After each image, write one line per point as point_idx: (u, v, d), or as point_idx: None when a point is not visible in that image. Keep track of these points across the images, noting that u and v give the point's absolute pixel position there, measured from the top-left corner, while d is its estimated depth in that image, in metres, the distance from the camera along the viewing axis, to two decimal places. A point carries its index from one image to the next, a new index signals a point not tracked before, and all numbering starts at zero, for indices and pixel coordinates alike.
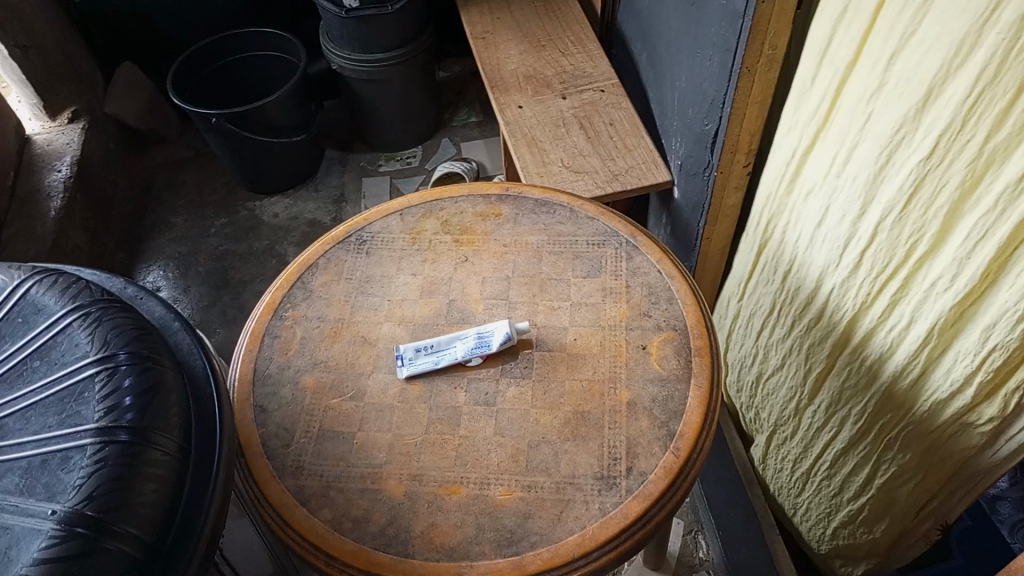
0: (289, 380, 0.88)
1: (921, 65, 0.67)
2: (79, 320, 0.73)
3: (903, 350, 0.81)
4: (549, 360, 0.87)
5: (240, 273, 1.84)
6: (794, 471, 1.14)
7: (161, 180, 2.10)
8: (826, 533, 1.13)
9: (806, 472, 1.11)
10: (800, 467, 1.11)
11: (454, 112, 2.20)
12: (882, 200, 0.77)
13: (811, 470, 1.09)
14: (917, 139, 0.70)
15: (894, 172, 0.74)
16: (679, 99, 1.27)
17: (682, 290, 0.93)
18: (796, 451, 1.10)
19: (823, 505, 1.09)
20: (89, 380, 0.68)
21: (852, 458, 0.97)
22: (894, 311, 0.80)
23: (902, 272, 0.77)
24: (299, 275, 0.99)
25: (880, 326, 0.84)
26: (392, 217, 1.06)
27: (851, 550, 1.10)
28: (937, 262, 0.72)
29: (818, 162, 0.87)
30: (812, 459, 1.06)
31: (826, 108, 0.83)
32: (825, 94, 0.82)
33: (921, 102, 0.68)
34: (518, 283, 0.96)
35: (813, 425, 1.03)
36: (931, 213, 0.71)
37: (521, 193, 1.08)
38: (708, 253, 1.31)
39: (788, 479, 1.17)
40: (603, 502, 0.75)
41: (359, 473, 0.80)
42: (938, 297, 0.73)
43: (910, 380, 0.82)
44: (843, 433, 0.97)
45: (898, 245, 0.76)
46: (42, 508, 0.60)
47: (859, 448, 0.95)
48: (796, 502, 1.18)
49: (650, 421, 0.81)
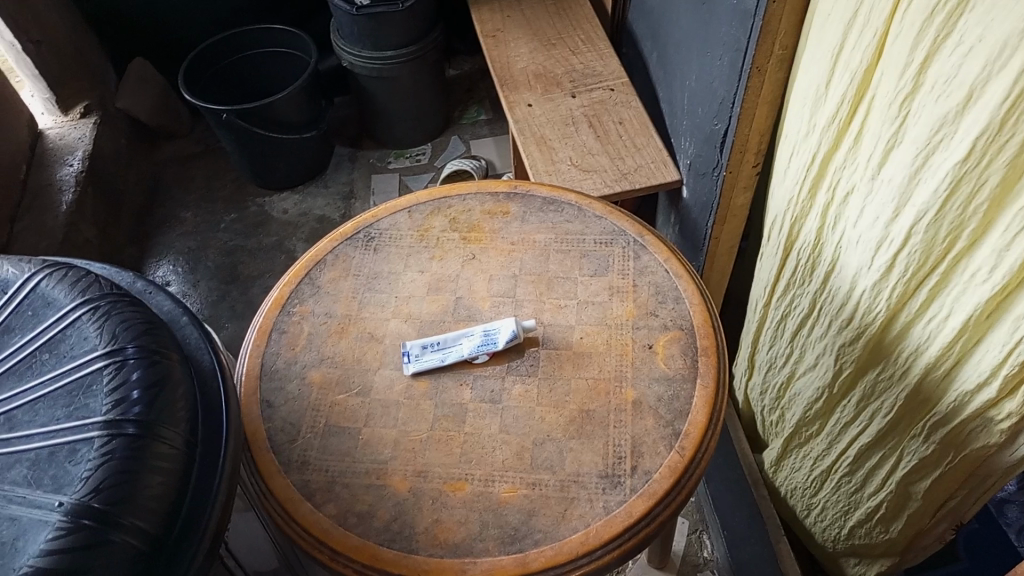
0: (295, 376, 0.88)
1: (961, 67, 0.65)
2: (88, 314, 0.74)
3: (937, 344, 0.80)
4: (555, 358, 0.87)
5: (249, 268, 1.85)
6: (811, 471, 1.13)
7: (172, 175, 2.11)
8: (842, 532, 1.13)
9: (824, 471, 1.10)
10: (818, 466, 1.10)
11: (464, 110, 2.20)
12: (915, 204, 0.75)
13: (830, 470, 1.08)
14: (955, 140, 0.68)
15: (930, 175, 0.72)
16: (689, 98, 1.27)
17: (689, 290, 0.92)
18: (816, 452, 1.09)
19: (841, 503, 1.09)
20: (97, 373, 0.69)
21: (875, 456, 0.97)
22: (931, 306, 0.79)
23: (939, 268, 0.76)
24: (307, 271, 1.00)
25: (914, 322, 0.83)
26: (400, 214, 1.06)
27: (869, 547, 1.10)
28: (976, 256, 0.71)
29: (843, 164, 0.85)
30: (831, 458, 1.06)
31: (847, 110, 0.82)
32: (844, 95, 0.81)
33: (960, 106, 0.66)
34: (524, 281, 0.96)
35: (835, 425, 1.02)
36: (970, 211, 0.70)
37: (530, 191, 1.08)
38: (717, 253, 1.30)
39: (803, 479, 1.16)
40: (608, 501, 0.76)
41: (364, 468, 0.80)
42: (975, 290, 0.72)
43: (942, 374, 0.81)
44: (868, 431, 0.96)
45: (931, 243, 0.75)
46: (49, 500, 0.61)
47: (883, 445, 0.95)
48: (811, 503, 1.17)
49: (655, 420, 0.81)
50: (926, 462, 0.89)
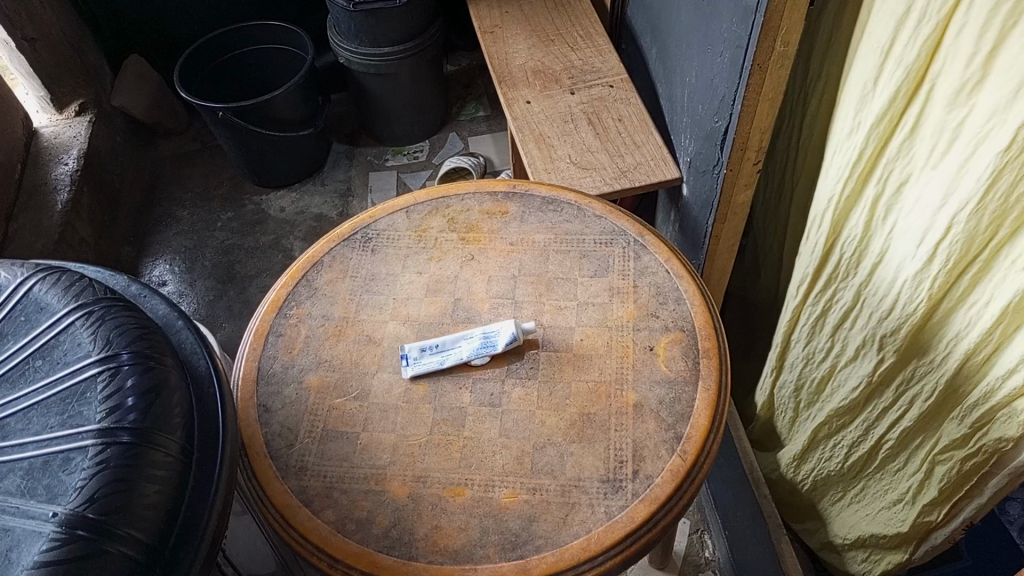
0: (293, 379, 0.87)
1: (1017, 58, 0.64)
2: (82, 319, 0.73)
3: (975, 332, 0.79)
4: (555, 361, 0.86)
5: (246, 267, 1.84)
6: (838, 464, 1.12)
7: (168, 173, 2.09)
8: (861, 523, 1.13)
9: (854, 464, 1.09)
10: (846, 457, 1.10)
11: (462, 106, 2.19)
12: (958, 195, 0.75)
13: (860, 460, 1.07)
14: (1003, 132, 0.68)
15: (976, 166, 0.72)
16: (689, 96, 1.26)
17: (690, 291, 0.91)
18: (845, 445, 1.09)
19: (871, 491, 1.09)
20: (91, 380, 0.68)
21: (911, 441, 0.96)
22: (974, 292, 0.79)
23: (983, 254, 0.76)
24: (304, 273, 0.99)
25: (953, 311, 0.82)
26: (398, 214, 1.05)
27: (883, 540, 1.10)
28: (1020, 242, 0.72)
29: (892, 158, 0.83)
30: (860, 449, 1.06)
31: (895, 106, 0.80)
32: (892, 91, 0.79)
33: (1010, 96, 0.66)
34: (523, 282, 0.95)
35: (869, 413, 1.01)
36: (1014, 199, 0.70)
37: (529, 190, 1.06)
38: (718, 252, 1.29)
39: (830, 473, 1.15)
40: (609, 506, 0.75)
41: (362, 474, 0.79)
42: (1017, 276, 0.72)
43: (979, 361, 0.81)
44: (903, 421, 0.96)
45: (973, 232, 0.75)
46: (42, 510, 0.60)
47: (919, 430, 0.94)
48: (840, 493, 1.16)
49: (657, 423, 0.80)
50: (950, 456, 0.89)
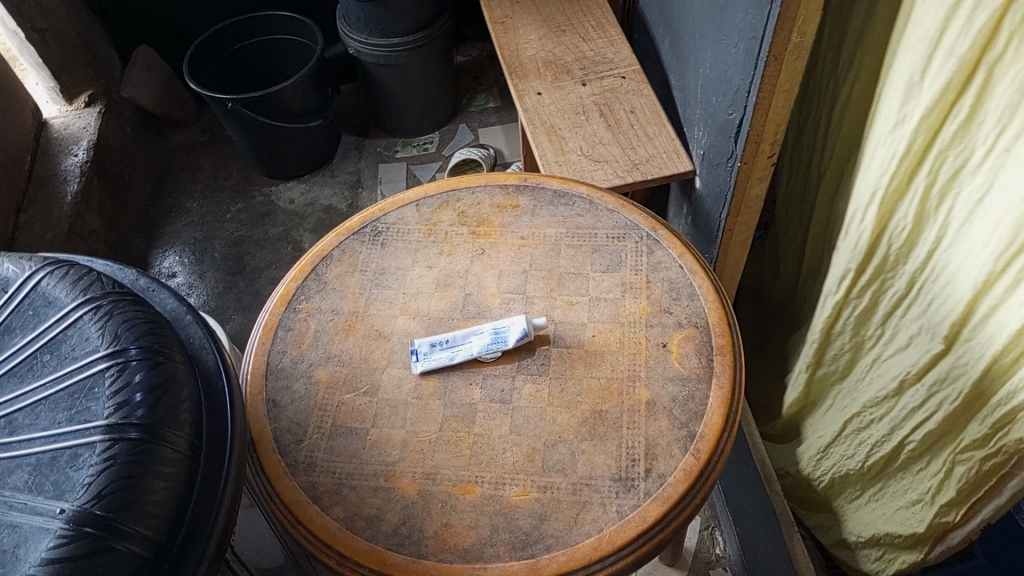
0: (302, 374, 0.87)
1: None
2: (90, 313, 0.72)
3: (1006, 333, 0.79)
4: (566, 357, 0.85)
5: (256, 259, 1.83)
6: (859, 462, 1.12)
7: (178, 164, 2.09)
8: (879, 521, 1.13)
9: (876, 462, 1.09)
10: (870, 456, 1.09)
11: (472, 97, 2.17)
12: (1008, 188, 0.74)
13: (883, 458, 1.07)
14: None
15: None
16: (703, 88, 1.24)
17: (704, 287, 0.90)
18: (869, 443, 1.08)
19: (892, 490, 1.09)
20: (99, 375, 0.67)
21: (934, 440, 0.97)
22: (1003, 295, 0.78)
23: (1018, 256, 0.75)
24: (313, 266, 0.98)
25: (985, 312, 0.81)
26: (407, 208, 1.04)
27: (899, 539, 1.11)
28: None
29: (943, 150, 0.80)
30: (885, 446, 1.05)
31: (940, 104, 0.77)
32: (944, 83, 0.75)
33: None
34: (535, 277, 0.94)
35: (896, 412, 1.00)
36: None
37: (540, 183, 1.05)
38: (731, 246, 1.28)
39: (851, 471, 1.15)
40: (621, 505, 0.74)
41: (372, 470, 0.78)
42: None
43: (1009, 361, 0.80)
44: (929, 420, 0.95)
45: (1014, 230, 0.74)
46: (50, 507, 0.60)
47: (946, 430, 0.94)
48: (861, 490, 1.16)
49: (670, 421, 0.79)
50: (970, 455, 0.91)
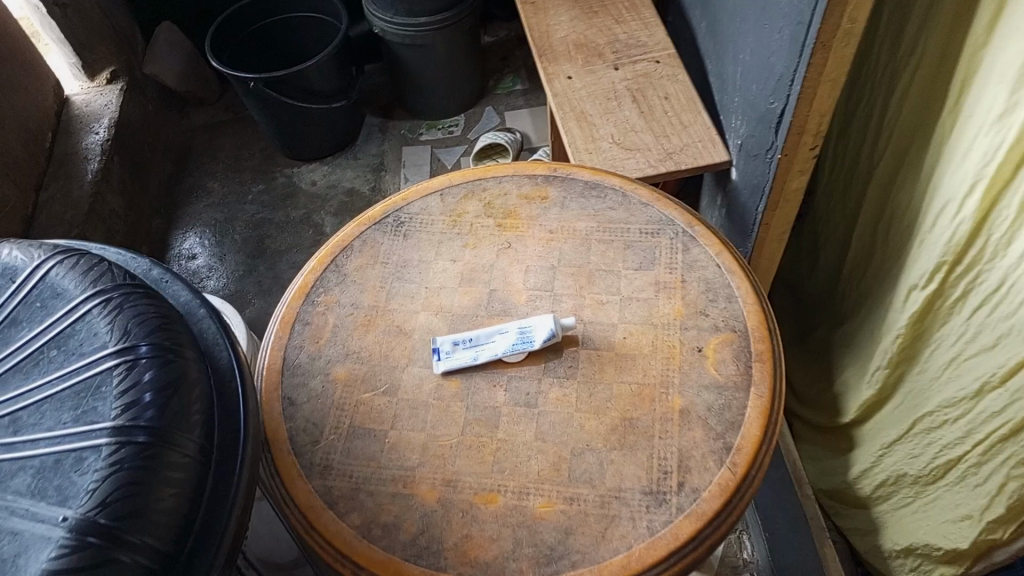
0: (319, 371, 0.83)
1: None
2: (99, 307, 0.69)
3: None
4: (595, 360, 0.81)
5: (276, 242, 1.80)
6: (919, 467, 1.05)
7: (199, 143, 2.06)
8: (925, 532, 1.07)
9: (936, 470, 1.03)
10: (934, 460, 1.02)
11: (499, 79, 2.11)
12: None
13: (948, 463, 1.00)
14: None
15: None
16: (742, 75, 1.18)
17: (743, 288, 0.85)
18: (931, 449, 1.02)
19: (942, 502, 1.04)
20: (107, 374, 0.64)
21: (1000, 451, 0.91)
22: None
23: None
24: (333, 257, 0.94)
25: None
26: (431, 197, 0.99)
27: (940, 552, 1.06)
28: None
29: None
30: (949, 454, 0.99)
31: None
32: None
33: None
34: (563, 274, 0.89)
35: (974, 416, 0.92)
36: None
37: (570, 174, 0.99)
38: (767, 241, 1.22)
39: (910, 476, 1.08)
40: (652, 520, 0.70)
41: (390, 475, 0.75)
42: None
43: None
44: (1001, 431, 0.89)
45: None
46: (52, 514, 0.57)
47: (1021, 445, 0.87)
48: (914, 495, 1.09)
49: (705, 432, 0.75)
50: None
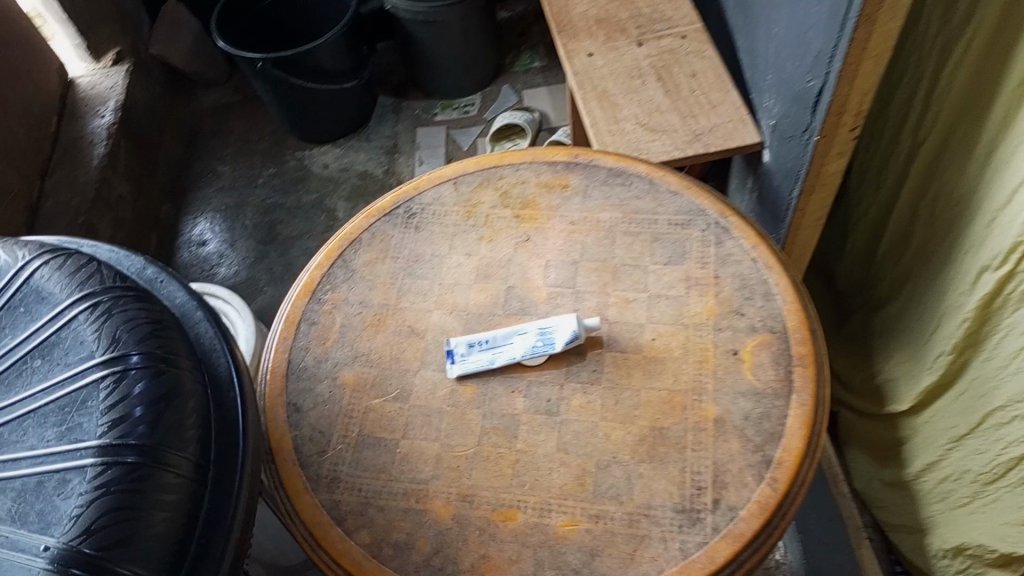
0: (326, 375, 0.78)
1: None
2: (86, 312, 0.64)
3: None
4: (622, 363, 0.75)
5: (287, 228, 1.75)
6: (977, 467, 0.97)
7: (209, 126, 2.01)
8: (976, 534, 1.00)
9: (996, 471, 0.95)
10: (996, 459, 0.94)
11: (516, 56, 2.03)
12: None
13: (1011, 463, 0.92)
14: None
15: None
16: (776, 51, 1.10)
17: (781, 285, 0.78)
18: (994, 447, 0.94)
19: (999, 505, 0.96)
20: (93, 387, 0.60)
21: None
22: None
23: None
24: (340, 252, 0.88)
25: None
26: (445, 186, 0.93)
27: (993, 555, 0.98)
28: None
29: None
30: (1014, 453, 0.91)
31: None
32: None
33: None
34: (586, 269, 0.83)
35: None
36: None
37: (593, 160, 0.92)
38: (802, 228, 1.15)
39: (969, 475, 0.99)
40: (685, 542, 0.65)
41: (401, 489, 0.70)
42: None
43: None
44: None
45: None
46: (34, 543, 0.53)
47: None
48: (968, 497, 1.00)
49: (742, 444, 0.69)
50: None
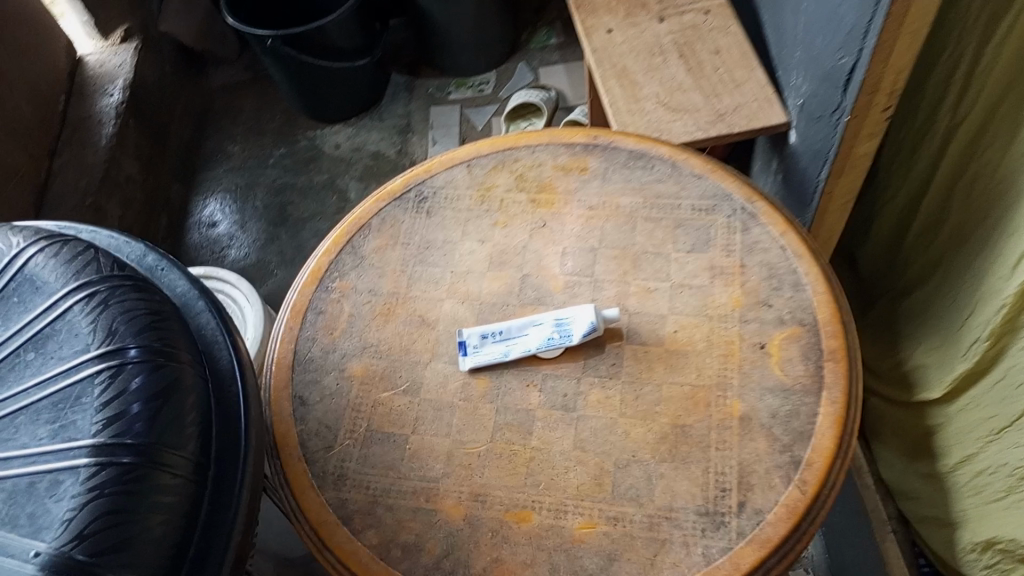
0: (334, 367, 0.75)
1: None
2: (82, 303, 0.61)
3: None
4: (642, 357, 0.72)
5: (299, 209, 1.72)
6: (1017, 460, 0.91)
7: (219, 105, 1.97)
8: (1009, 533, 0.92)
9: None
10: None
11: (532, 33, 1.98)
12: None
13: None
14: None
15: None
16: (805, 26, 1.05)
17: (811, 274, 0.74)
18: None
19: None
20: (88, 382, 0.57)
21: None
22: None
23: None
24: (349, 237, 0.84)
25: None
26: (458, 168, 0.89)
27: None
28: None
29: None
30: None
31: None
32: None
33: None
34: (605, 257, 0.79)
35: None
36: None
37: (613, 141, 0.88)
38: (829, 212, 1.10)
39: (1007, 469, 0.92)
40: (708, 547, 0.61)
41: (411, 488, 0.67)
42: None
43: None
44: None
45: None
46: (24, 547, 0.50)
47: None
48: (1004, 491, 0.93)
49: (769, 443, 0.66)
50: None
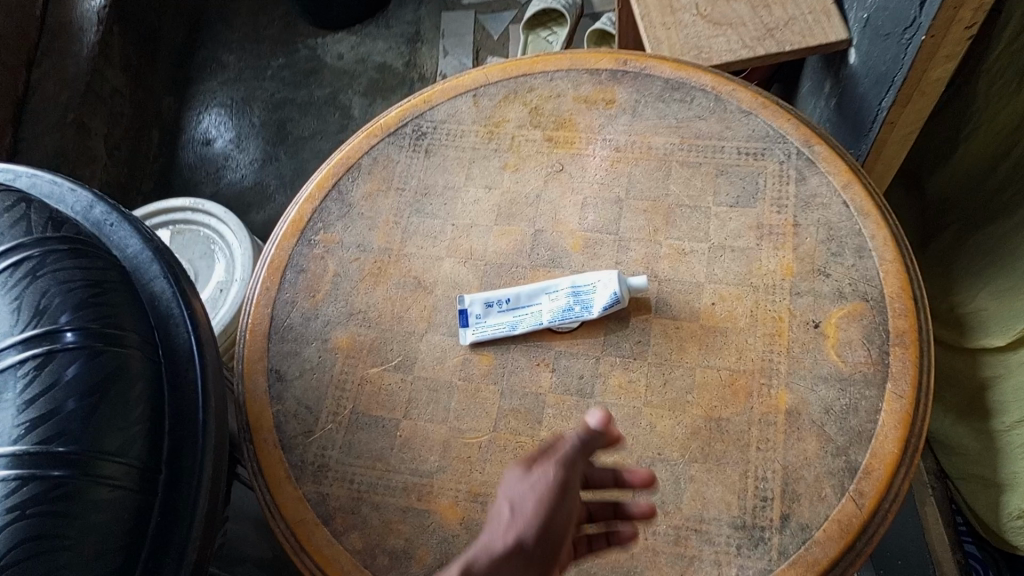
0: (315, 337, 0.65)
1: None
2: (6, 271, 0.51)
3: None
4: (673, 335, 0.61)
5: (299, 127, 1.59)
6: None
7: (213, 8, 1.81)
8: None
9: None
10: None
11: None
12: None
13: None
14: None
15: None
16: None
17: (879, 238, 0.62)
18: None
19: None
20: (10, 373, 0.47)
21: None
22: None
23: None
24: (335, 181, 0.73)
25: None
26: (462, 98, 0.76)
27: None
28: None
29: None
30: None
31: None
32: None
33: None
34: (634, 210, 0.67)
35: None
36: None
37: (645, 67, 0.74)
38: (888, 144, 0.95)
39: None
40: (743, 567, 0.53)
41: (401, 484, 0.58)
42: None
43: None
44: None
45: None
46: None
47: None
48: None
49: (820, 445, 0.56)
50: None
